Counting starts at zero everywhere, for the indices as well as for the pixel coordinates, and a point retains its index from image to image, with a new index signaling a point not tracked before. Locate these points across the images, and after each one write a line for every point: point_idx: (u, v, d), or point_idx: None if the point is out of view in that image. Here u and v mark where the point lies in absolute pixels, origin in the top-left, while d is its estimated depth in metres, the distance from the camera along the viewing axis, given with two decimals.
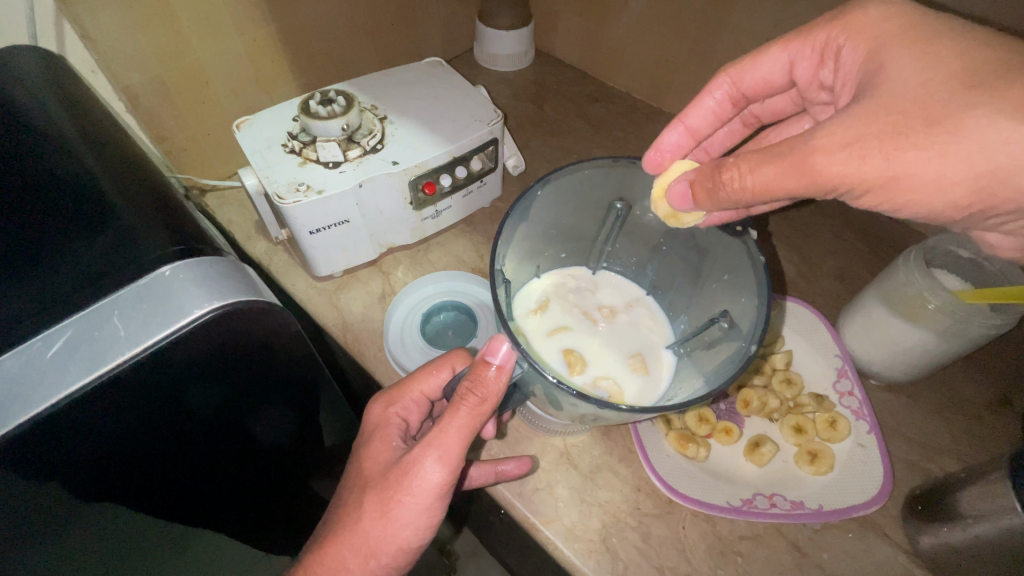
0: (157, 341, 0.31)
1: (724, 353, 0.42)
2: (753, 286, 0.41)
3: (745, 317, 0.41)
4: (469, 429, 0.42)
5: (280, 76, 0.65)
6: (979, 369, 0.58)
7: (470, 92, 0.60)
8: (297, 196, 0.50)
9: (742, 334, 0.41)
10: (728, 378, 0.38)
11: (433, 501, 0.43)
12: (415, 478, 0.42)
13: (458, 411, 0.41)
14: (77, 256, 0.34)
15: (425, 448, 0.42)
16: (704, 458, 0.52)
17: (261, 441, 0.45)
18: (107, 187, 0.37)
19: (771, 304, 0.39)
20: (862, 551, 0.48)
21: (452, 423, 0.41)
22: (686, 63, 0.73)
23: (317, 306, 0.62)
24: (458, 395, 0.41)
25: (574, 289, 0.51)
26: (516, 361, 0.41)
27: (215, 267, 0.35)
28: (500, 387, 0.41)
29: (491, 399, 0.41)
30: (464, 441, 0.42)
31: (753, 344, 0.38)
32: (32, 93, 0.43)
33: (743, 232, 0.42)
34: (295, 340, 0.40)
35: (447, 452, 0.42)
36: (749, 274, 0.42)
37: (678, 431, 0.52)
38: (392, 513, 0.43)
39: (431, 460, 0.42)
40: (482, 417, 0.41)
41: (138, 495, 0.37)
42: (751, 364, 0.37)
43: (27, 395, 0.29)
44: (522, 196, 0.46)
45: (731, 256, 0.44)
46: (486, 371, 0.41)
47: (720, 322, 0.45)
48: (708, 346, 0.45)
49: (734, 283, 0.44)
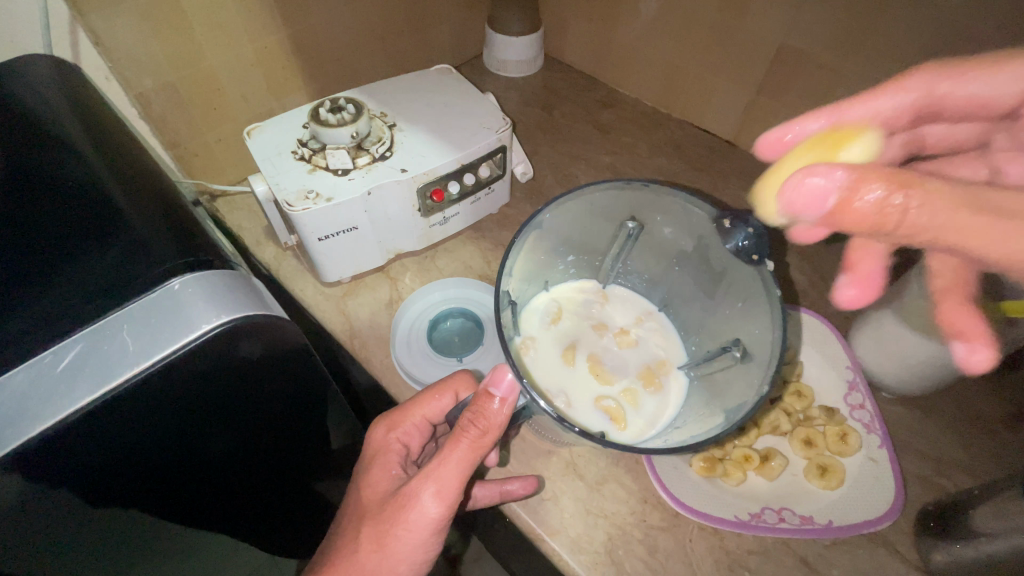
0: (167, 356, 0.31)
1: (740, 391, 0.40)
2: (766, 318, 0.40)
3: (757, 348, 0.40)
4: (469, 462, 0.41)
5: (292, 83, 0.65)
6: (995, 383, 0.57)
7: (479, 100, 0.60)
8: (306, 204, 0.50)
9: (755, 368, 0.39)
10: (739, 418, 0.37)
11: (429, 535, 0.43)
12: (412, 512, 0.43)
13: (458, 443, 0.41)
14: (89, 268, 0.34)
15: (424, 481, 0.42)
16: (736, 481, 0.51)
17: (265, 451, 0.45)
18: (119, 198, 0.38)
19: (785, 340, 0.37)
20: (871, 567, 0.47)
21: (451, 456, 0.41)
22: (698, 69, 0.72)
23: (325, 312, 0.62)
24: (459, 426, 0.41)
25: (582, 302, 0.52)
26: (519, 393, 0.41)
27: (225, 282, 0.35)
28: (502, 419, 0.41)
29: (493, 432, 0.41)
30: (462, 475, 0.42)
31: (764, 385, 0.37)
32: (44, 102, 0.44)
33: (759, 262, 0.40)
34: (302, 352, 0.40)
35: (446, 485, 0.42)
36: (763, 308, 0.40)
37: (701, 457, 0.51)
38: (389, 547, 0.43)
39: (429, 493, 0.42)
40: (484, 449, 0.41)
41: (146, 504, 0.38)
42: (761, 404, 0.37)
43: (37, 410, 0.29)
44: (530, 219, 0.45)
45: (744, 284, 0.43)
46: (488, 404, 0.41)
47: (733, 351, 0.43)
48: (720, 376, 0.44)
49: (747, 311, 0.43)
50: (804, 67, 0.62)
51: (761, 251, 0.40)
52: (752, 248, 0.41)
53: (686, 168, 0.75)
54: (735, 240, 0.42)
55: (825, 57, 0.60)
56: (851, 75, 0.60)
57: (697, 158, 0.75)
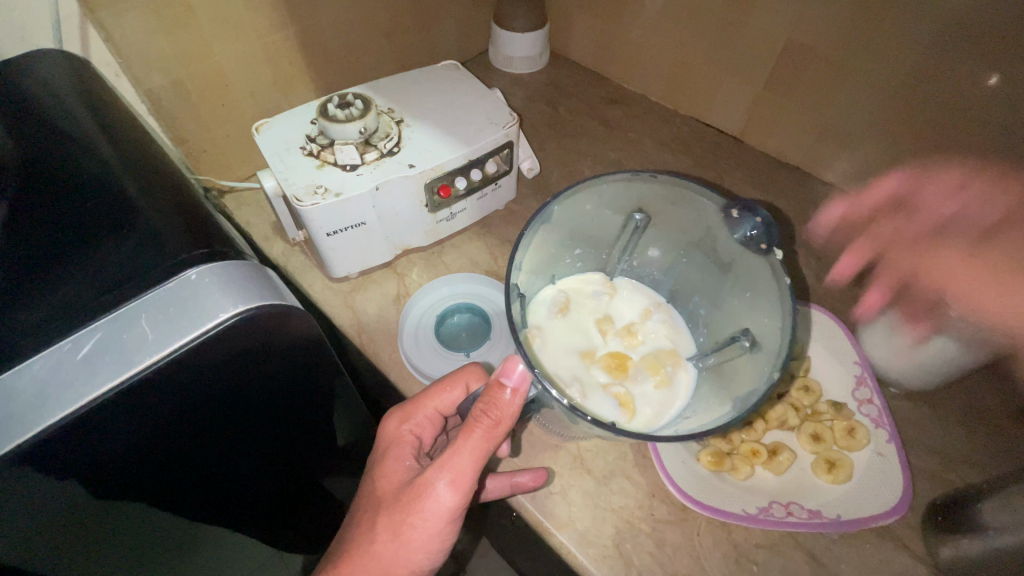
0: (183, 345, 0.32)
1: (750, 377, 0.40)
2: (777, 308, 0.40)
3: (768, 336, 0.41)
4: (483, 451, 0.42)
5: (299, 79, 0.66)
6: (1003, 379, 0.57)
7: (486, 95, 0.60)
8: (315, 199, 0.50)
9: (765, 356, 0.40)
10: (750, 403, 0.37)
11: (444, 523, 0.44)
12: (428, 501, 0.43)
13: (472, 432, 0.41)
14: (104, 260, 0.34)
15: (439, 470, 0.43)
16: (744, 475, 0.51)
17: (276, 443, 0.45)
18: (132, 191, 0.38)
19: (797, 325, 0.38)
20: (880, 561, 0.47)
21: (464, 445, 0.42)
22: (705, 65, 0.72)
23: (333, 307, 0.62)
24: (472, 416, 0.41)
25: (590, 293, 0.51)
26: (531, 384, 0.41)
27: (240, 272, 0.35)
28: (515, 409, 0.41)
29: (505, 422, 0.41)
30: (476, 464, 0.42)
31: (776, 370, 0.37)
32: (57, 97, 0.44)
33: (768, 250, 0.41)
34: (314, 343, 0.40)
35: (461, 474, 0.42)
36: (772, 296, 0.41)
37: (710, 451, 0.51)
38: (405, 535, 0.43)
39: (443, 482, 0.43)
40: (497, 439, 0.42)
41: (162, 493, 0.38)
42: (773, 390, 0.37)
43: (57, 397, 0.29)
44: (539, 210, 0.45)
45: (753, 273, 0.44)
46: (500, 394, 0.41)
47: (741, 340, 0.44)
48: (730, 365, 0.44)
49: (756, 301, 0.44)
50: (811, 62, 0.62)
51: (771, 240, 0.41)
52: (761, 238, 0.41)
53: (692, 164, 0.75)
54: (744, 229, 0.42)
55: (833, 53, 0.60)
56: (858, 70, 0.59)
57: (704, 154, 0.75)
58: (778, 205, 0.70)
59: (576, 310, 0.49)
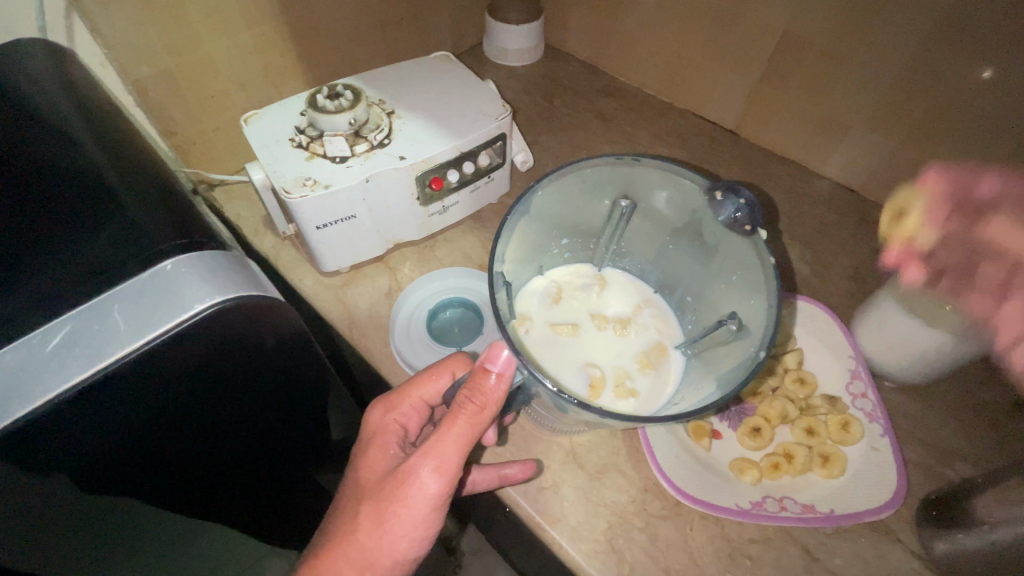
0: (157, 336, 0.31)
1: (735, 359, 0.40)
2: (762, 289, 0.40)
3: (754, 318, 0.40)
4: (468, 438, 0.41)
5: (290, 70, 0.65)
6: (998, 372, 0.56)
7: (478, 87, 0.59)
8: (304, 190, 0.50)
9: (751, 339, 0.39)
10: (736, 384, 0.37)
11: (428, 511, 0.43)
12: (412, 488, 0.42)
13: (457, 419, 0.41)
14: (82, 251, 0.34)
15: (423, 457, 0.42)
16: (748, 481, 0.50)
17: (262, 437, 0.45)
18: (114, 182, 0.37)
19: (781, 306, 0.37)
20: (874, 556, 0.47)
21: (449, 432, 0.41)
22: (701, 57, 0.71)
23: (325, 301, 0.62)
24: (456, 403, 0.40)
25: (580, 285, 0.51)
26: (516, 368, 0.41)
27: (218, 262, 0.35)
28: (500, 394, 0.40)
29: (490, 408, 0.40)
30: (461, 452, 0.42)
31: (763, 348, 0.37)
32: (39, 86, 0.43)
33: (752, 232, 0.41)
34: (298, 335, 0.40)
35: (445, 461, 0.42)
36: (757, 276, 0.41)
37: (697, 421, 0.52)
38: (389, 523, 0.43)
39: (428, 469, 0.42)
40: (482, 425, 0.41)
41: (141, 488, 0.37)
42: (761, 369, 0.36)
43: (23, 392, 0.29)
44: (523, 195, 0.45)
45: (739, 256, 0.43)
46: (485, 380, 0.40)
47: (728, 324, 0.43)
48: (716, 350, 0.44)
49: (742, 283, 0.43)
50: (808, 55, 0.62)
51: (755, 222, 0.41)
52: (745, 219, 0.41)
53: (687, 157, 0.74)
54: (727, 211, 0.42)
55: (829, 45, 0.59)
56: (855, 61, 0.59)
57: (700, 147, 0.75)
58: (774, 198, 0.70)
59: (566, 300, 0.49)
